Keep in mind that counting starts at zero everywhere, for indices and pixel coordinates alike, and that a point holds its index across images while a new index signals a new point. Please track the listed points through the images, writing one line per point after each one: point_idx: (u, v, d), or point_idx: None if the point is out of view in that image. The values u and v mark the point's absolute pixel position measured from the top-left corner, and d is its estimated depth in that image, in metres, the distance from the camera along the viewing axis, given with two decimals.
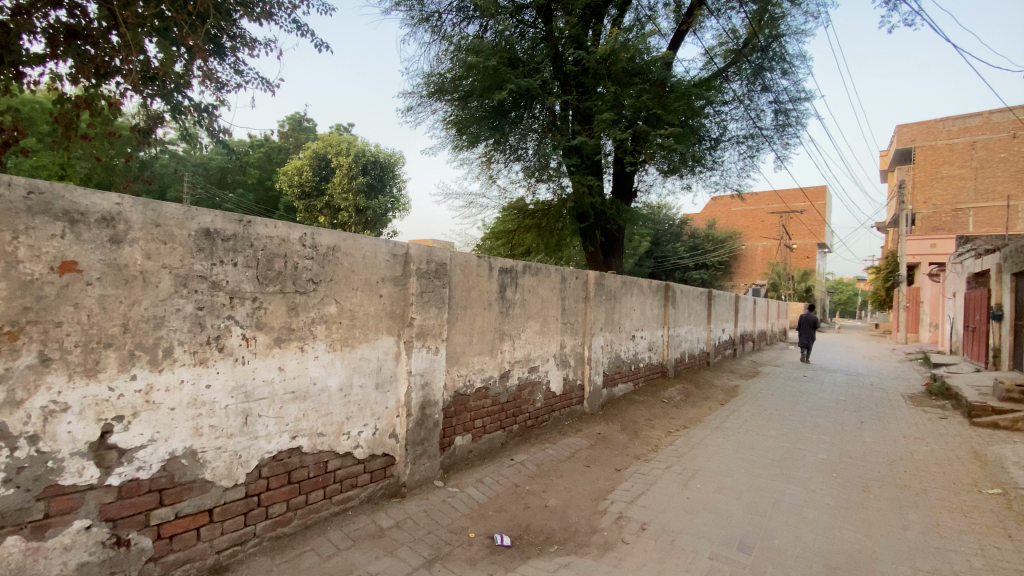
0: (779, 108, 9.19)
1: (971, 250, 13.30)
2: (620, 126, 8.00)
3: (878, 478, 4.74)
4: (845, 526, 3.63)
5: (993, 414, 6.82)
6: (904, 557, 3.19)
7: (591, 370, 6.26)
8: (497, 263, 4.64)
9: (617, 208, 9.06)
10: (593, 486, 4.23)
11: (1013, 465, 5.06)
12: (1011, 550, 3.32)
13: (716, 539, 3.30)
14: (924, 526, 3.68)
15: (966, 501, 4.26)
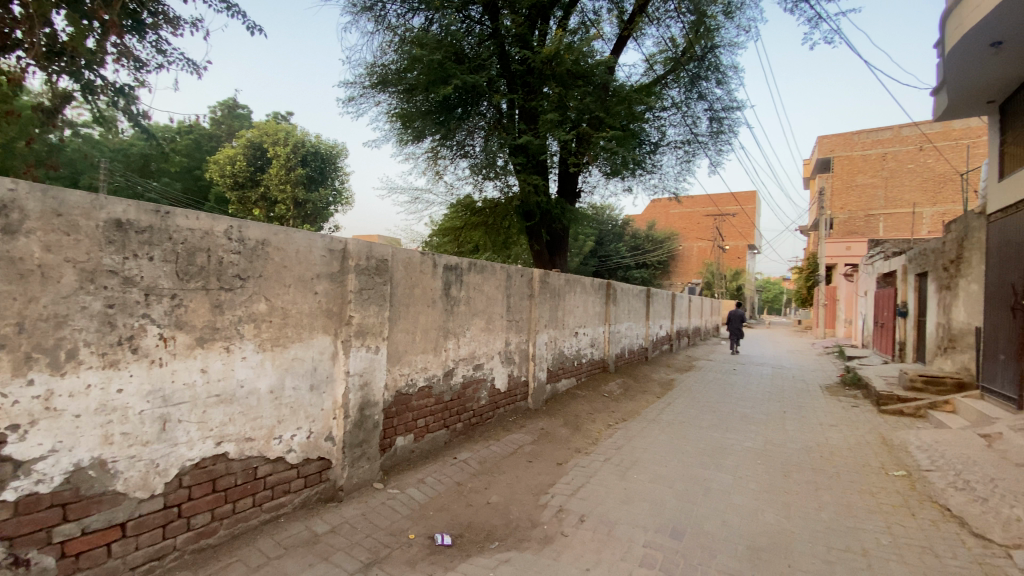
0: (713, 115, 9.67)
1: (881, 253, 14.62)
2: (564, 127, 8.13)
3: (798, 464, 5.10)
4: (768, 509, 3.88)
5: (898, 402, 7.52)
6: (819, 536, 3.45)
7: (535, 366, 6.32)
8: (441, 261, 4.58)
9: (562, 207, 9.21)
10: (535, 481, 4.27)
11: (914, 448, 5.60)
12: (913, 527, 3.67)
13: (651, 527, 3.43)
14: (837, 507, 4.00)
15: (874, 482, 4.67)
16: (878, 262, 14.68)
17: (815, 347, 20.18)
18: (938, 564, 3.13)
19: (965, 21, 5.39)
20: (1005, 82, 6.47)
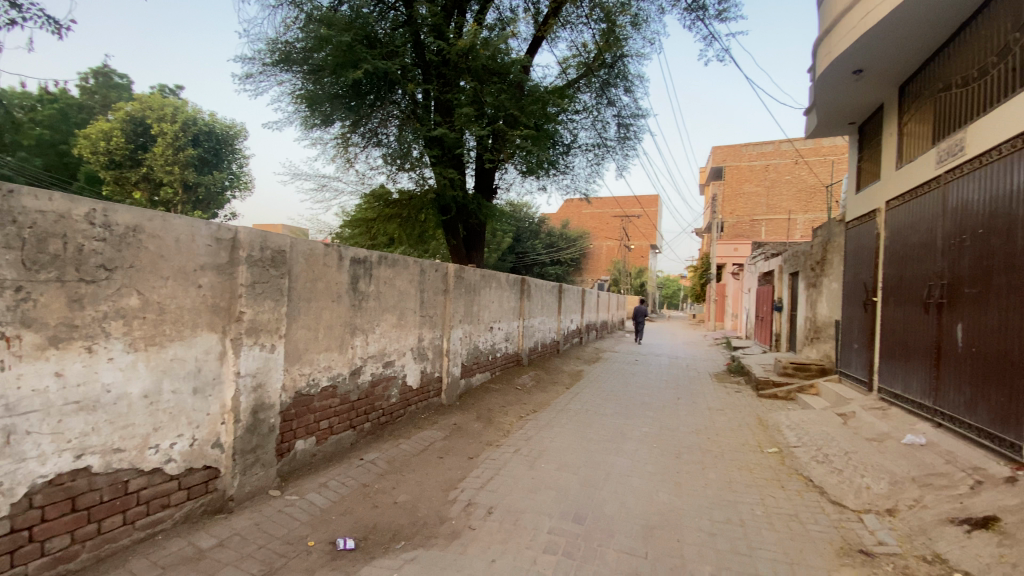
0: (621, 121, 10.16)
1: (762, 254, 16.35)
2: (479, 123, 8.11)
3: (689, 446, 5.56)
4: (662, 489, 4.18)
5: (773, 386, 8.46)
6: (705, 511, 3.77)
7: (449, 362, 6.27)
8: (348, 254, 4.37)
9: (478, 202, 9.18)
10: (444, 477, 4.25)
11: (785, 427, 6.34)
12: (781, 498, 4.15)
13: (556, 514, 3.55)
14: (720, 484, 4.41)
15: (753, 459, 5.21)
16: (760, 262, 16.41)
17: (706, 338, 22.03)
18: (802, 530, 3.56)
19: (833, 50, 6.14)
20: (862, 106, 7.48)
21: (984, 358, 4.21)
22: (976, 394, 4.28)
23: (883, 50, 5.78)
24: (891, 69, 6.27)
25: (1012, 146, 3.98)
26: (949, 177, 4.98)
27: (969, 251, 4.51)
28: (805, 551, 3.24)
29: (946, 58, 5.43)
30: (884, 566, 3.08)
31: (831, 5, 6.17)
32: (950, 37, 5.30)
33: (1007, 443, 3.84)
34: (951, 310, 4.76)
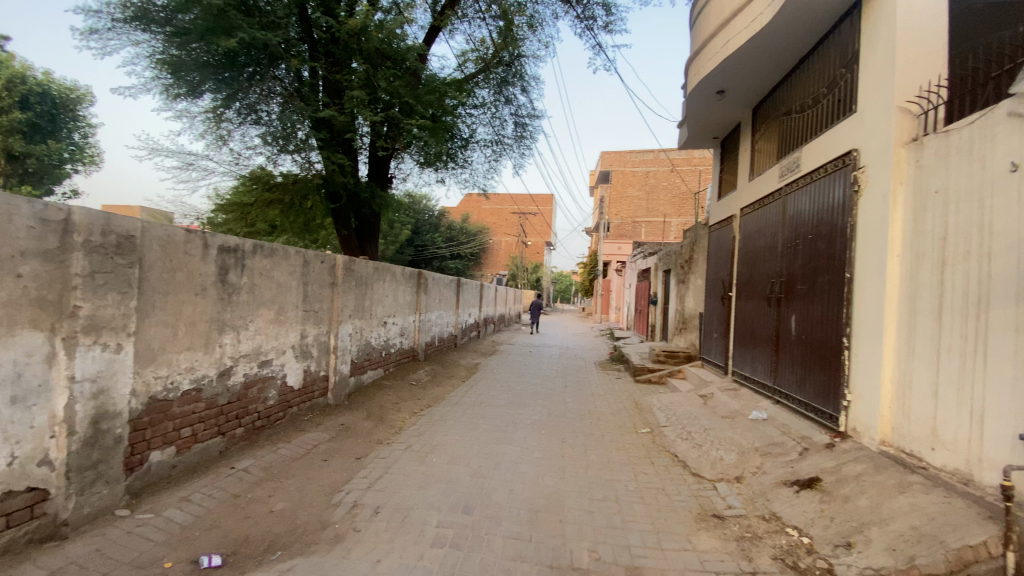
0: (517, 120, 10.36)
1: (641, 252, 17.81)
2: (372, 108, 7.78)
3: (575, 430, 5.90)
4: (547, 473, 4.38)
5: (648, 372, 9.27)
6: (586, 491, 4.03)
7: (336, 359, 5.96)
8: (216, 242, 3.95)
9: (371, 191, 8.78)
10: (328, 480, 4.03)
11: (657, 409, 6.99)
12: (652, 473, 4.58)
13: (445, 507, 3.55)
14: (600, 464, 4.74)
15: (630, 440, 5.68)
16: (639, 260, 17.87)
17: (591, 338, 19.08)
18: (668, 501, 3.96)
19: (700, 71, 6.85)
20: (723, 124, 8.45)
21: (811, 344, 4.99)
22: (805, 374, 5.05)
23: (739, 74, 6.57)
24: (745, 93, 7.15)
25: (835, 165, 4.75)
26: (789, 189, 5.81)
27: (802, 253, 5.31)
28: (669, 520, 3.60)
29: (789, 86, 6.32)
30: (732, 527, 3.53)
31: (700, 30, 6.87)
32: (792, 69, 6.17)
33: (826, 415, 4.60)
34: (787, 303, 5.56)
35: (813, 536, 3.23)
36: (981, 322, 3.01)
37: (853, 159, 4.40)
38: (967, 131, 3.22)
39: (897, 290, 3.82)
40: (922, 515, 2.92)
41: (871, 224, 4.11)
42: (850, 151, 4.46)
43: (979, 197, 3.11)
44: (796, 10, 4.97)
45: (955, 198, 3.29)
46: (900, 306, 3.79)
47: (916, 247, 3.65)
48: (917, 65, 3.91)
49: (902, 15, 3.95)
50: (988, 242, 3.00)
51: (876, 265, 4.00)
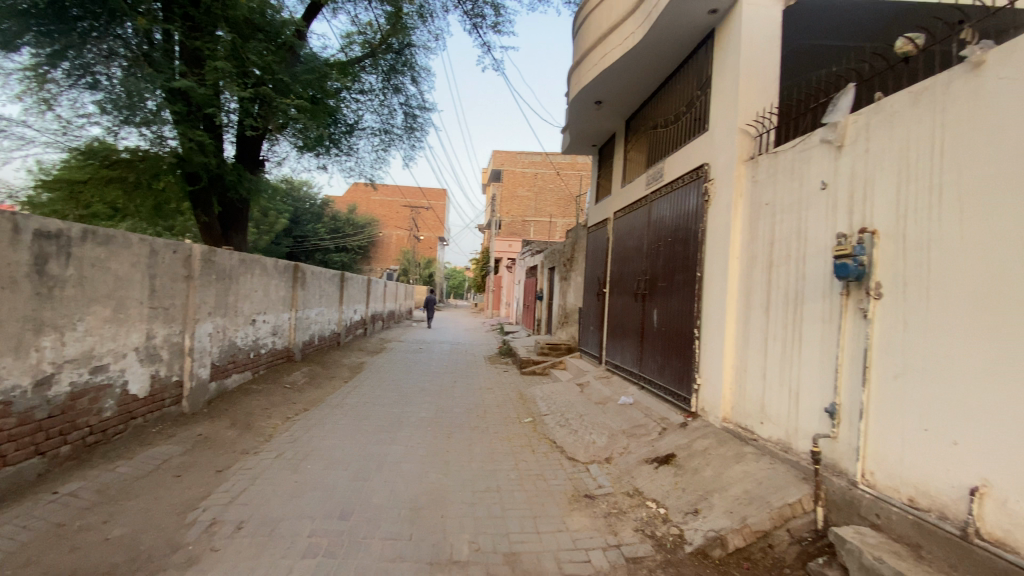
0: (407, 110, 10.06)
1: (530, 249, 18.44)
2: (239, 82, 7.01)
3: (460, 425, 5.95)
4: (430, 470, 4.37)
5: (533, 364, 9.64)
6: (467, 484, 4.09)
7: (192, 362, 5.31)
8: (30, 226, 3.31)
9: (238, 174, 7.94)
10: (180, 498, 3.59)
11: (540, 399, 7.31)
12: (532, 461, 4.79)
13: (320, 515, 3.37)
14: (483, 456, 4.84)
15: (512, 430, 5.87)
16: (528, 257, 18.51)
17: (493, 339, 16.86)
18: (545, 485, 4.18)
19: (581, 80, 7.26)
20: (601, 132, 9.04)
21: (670, 335, 5.57)
22: (664, 361, 5.63)
23: (614, 87, 7.08)
24: (620, 105, 7.72)
25: (690, 177, 5.35)
26: (654, 196, 6.40)
27: (663, 254, 5.89)
28: (546, 504, 3.80)
29: (657, 102, 6.96)
30: (600, 505, 3.83)
31: (581, 41, 7.27)
32: (659, 86, 6.78)
33: (681, 397, 5.17)
34: (651, 298, 6.15)
35: (668, 507, 3.62)
36: (797, 315, 3.60)
37: (705, 172, 4.99)
38: (790, 153, 3.81)
39: (737, 287, 4.42)
40: (753, 480, 3.41)
41: (718, 229, 4.70)
42: (703, 165, 5.05)
43: (797, 210, 3.71)
44: (662, 33, 5.48)
45: (781, 210, 3.89)
46: (739, 301, 4.38)
47: (751, 250, 4.25)
48: (755, 94, 4.52)
49: (745, 48, 4.54)
50: (804, 248, 3.59)
51: (720, 264, 4.59)
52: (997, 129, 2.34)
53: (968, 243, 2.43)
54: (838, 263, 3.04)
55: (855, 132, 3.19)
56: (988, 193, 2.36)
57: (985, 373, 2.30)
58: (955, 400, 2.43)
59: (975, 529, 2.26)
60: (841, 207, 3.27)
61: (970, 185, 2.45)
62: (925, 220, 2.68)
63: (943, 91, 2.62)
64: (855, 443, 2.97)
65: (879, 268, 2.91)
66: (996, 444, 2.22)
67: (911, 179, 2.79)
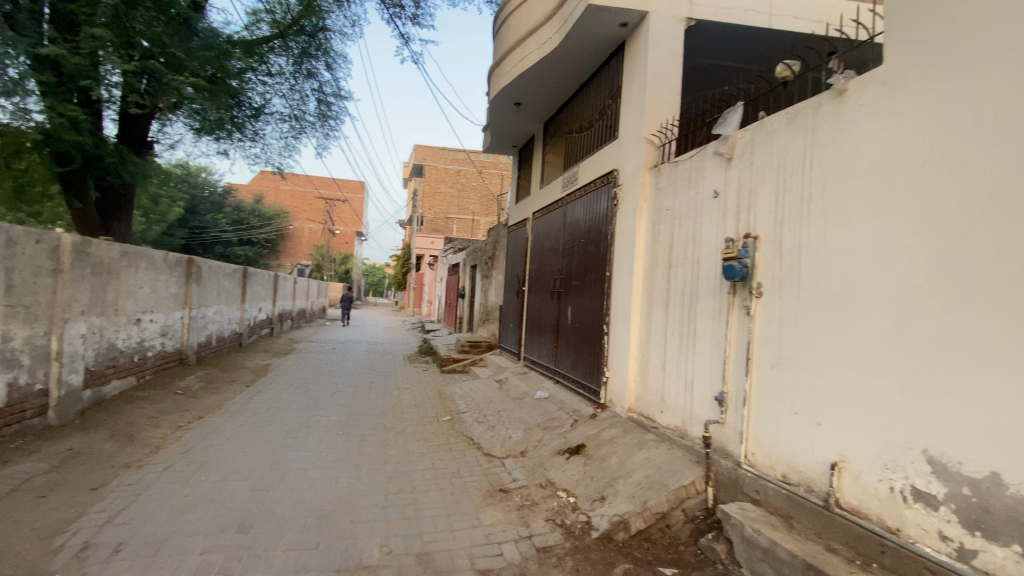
0: (320, 97, 9.54)
1: (451, 247, 18.31)
2: (123, 54, 6.25)
3: (373, 426, 5.78)
4: (341, 475, 4.20)
5: (452, 363, 9.59)
6: (380, 487, 3.99)
7: (61, 368, 4.68)
8: None
9: (121, 156, 7.09)
10: (44, 521, 3.15)
11: (458, 398, 7.30)
12: (448, 459, 4.77)
13: (215, 530, 3.12)
14: (397, 457, 4.75)
15: (428, 429, 5.81)
16: (450, 254, 18.36)
17: (412, 338, 16.30)
18: (460, 483, 4.19)
19: (500, 81, 7.33)
20: (521, 133, 9.18)
21: (583, 332, 5.80)
22: (577, 357, 5.86)
23: (533, 89, 7.22)
24: (538, 108, 7.89)
25: (602, 181, 5.61)
26: (570, 198, 6.63)
27: (577, 254, 6.13)
28: (460, 502, 3.81)
29: (573, 107, 7.20)
30: (514, 499, 3.91)
31: (500, 42, 7.34)
32: (576, 92, 7.03)
33: (591, 391, 5.41)
34: (566, 296, 6.37)
35: (578, 495, 3.78)
36: (692, 312, 3.91)
37: (615, 177, 5.26)
38: (688, 163, 4.13)
39: (642, 286, 4.71)
40: (653, 466, 3.67)
41: (626, 231, 4.97)
42: (613, 170, 5.32)
43: (693, 216, 4.03)
44: (577, 41, 5.68)
45: (680, 215, 4.20)
46: (643, 300, 4.67)
47: (654, 252, 4.55)
48: (660, 106, 4.83)
49: (652, 63, 4.84)
50: (699, 251, 3.91)
51: (628, 264, 4.86)
52: (855, 151, 2.69)
53: (832, 249, 2.78)
54: (726, 265, 3.36)
55: (743, 146, 3.53)
56: (847, 206, 2.72)
57: (845, 364, 2.63)
58: (822, 388, 2.76)
59: (835, 499, 2.60)
60: (730, 214, 3.61)
61: (833, 199, 2.81)
62: (797, 228, 3.03)
63: (813, 114, 2.98)
64: (740, 427, 3.29)
65: (760, 270, 3.25)
66: (850, 424, 2.58)
67: (786, 191, 3.14)
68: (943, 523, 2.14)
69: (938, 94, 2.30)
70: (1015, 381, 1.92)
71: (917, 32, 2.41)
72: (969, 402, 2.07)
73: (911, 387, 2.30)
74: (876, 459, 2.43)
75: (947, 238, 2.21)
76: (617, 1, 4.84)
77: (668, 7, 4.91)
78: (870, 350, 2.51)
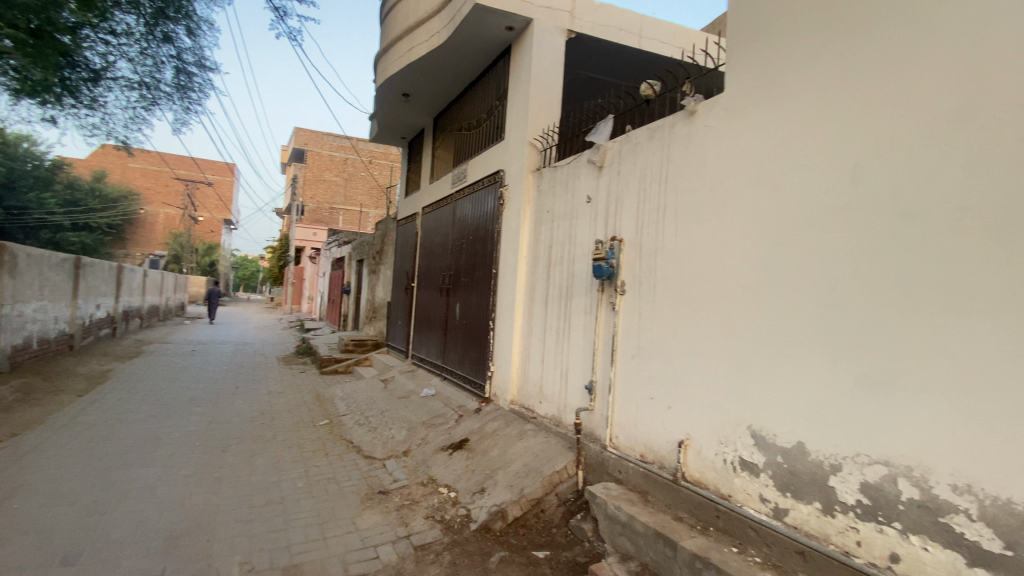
0: (180, 66, 8.40)
1: (334, 240, 17.32)
2: None
3: (238, 435, 5.28)
4: (196, 490, 3.79)
5: (334, 363, 9.11)
6: (244, 500, 3.68)
7: None
8: None
9: None
10: None
11: (338, 399, 6.97)
12: (323, 465, 4.54)
13: (28, 565, 2.64)
14: (265, 467, 4.40)
15: (303, 434, 5.47)
16: (334, 249, 17.38)
17: (290, 338, 15.12)
18: (336, 488, 4.02)
19: (387, 70, 7.10)
20: (409, 126, 8.99)
21: (469, 328, 5.87)
22: (464, 353, 5.92)
23: (421, 82, 7.10)
24: (426, 101, 7.79)
25: (488, 180, 5.73)
26: (458, 195, 6.65)
27: (465, 251, 6.18)
28: (335, 507, 3.66)
29: (462, 105, 7.23)
30: (393, 499, 3.85)
31: (388, 29, 7.11)
32: (465, 89, 7.06)
33: (476, 385, 5.51)
34: (454, 293, 6.39)
35: (458, 490, 3.83)
36: (567, 308, 4.17)
37: (501, 177, 5.40)
38: (566, 168, 4.38)
39: (524, 284, 4.89)
40: (530, 455, 3.85)
41: (510, 230, 5.13)
42: (499, 171, 5.45)
43: (570, 219, 4.29)
44: (465, 39, 5.70)
45: (558, 217, 4.44)
46: (526, 297, 4.86)
47: (535, 251, 4.75)
48: (543, 111, 5.04)
49: (535, 69, 5.03)
50: (574, 251, 4.17)
51: (512, 262, 5.03)
52: (700, 167, 3.07)
53: (680, 252, 3.15)
54: (595, 265, 3.63)
55: (612, 157, 3.83)
56: (694, 215, 3.08)
57: (691, 353, 3.00)
58: (673, 375, 3.11)
59: (682, 473, 2.95)
60: (601, 219, 3.90)
61: (684, 208, 3.16)
62: (655, 233, 3.37)
63: (670, 131, 3.33)
64: (607, 414, 3.59)
65: (625, 270, 3.57)
66: (693, 406, 2.95)
67: (646, 199, 3.48)
68: (764, 487, 2.53)
69: (766, 123, 2.69)
70: (815, 366, 2.34)
71: (751, 68, 2.81)
72: (779, 382, 2.48)
73: (739, 371, 2.69)
74: (714, 436, 2.80)
75: (767, 247, 2.61)
76: (503, 5, 4.95)
77: (551, 17, 5.14)
78: (709, 340, 2.89)
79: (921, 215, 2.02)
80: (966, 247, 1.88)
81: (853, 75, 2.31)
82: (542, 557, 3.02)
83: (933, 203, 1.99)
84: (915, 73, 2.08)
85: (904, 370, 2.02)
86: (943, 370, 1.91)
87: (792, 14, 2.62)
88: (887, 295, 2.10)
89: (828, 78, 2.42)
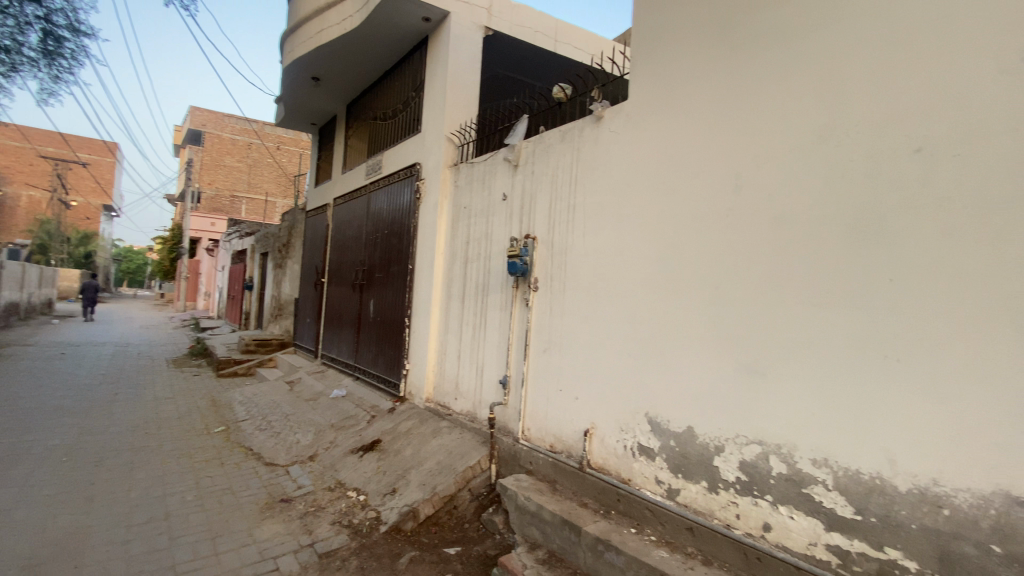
0: (47, 28, 7.26)
1: (235, 232, 16.00)
2: None
3: (115, 448, 4.73)
4: (61, 512, 3.35)
5: (233, 364, 8.44)
6: (121, 519, 3.31)
7: None
8: None
9: None
10: None
11: (238, 404, 6.48)
12: (218, 475, 4.20)
13: None
14: (148, 481, 3.98)
15: (195, 443, 5.02)
16: (235, 241, 16.07)
17: (183, 338, 13.77)
18: (232, 499, 3.74)
19: (294, 51, 6.68)
20: (321, 112, 8.53)
21: (383, 325, 5.72)
22: (378, 351, 5.75)
23: (333, 67, 6.76)
24: (339, 88, 7.43)
25: (404, 173, 5.60)
26: (372, 187, 6.43)
27: (379, 245, 6.00)
28: (230, 520, 3.41)
29: (377, 94, 6.99)
30: (297, 507, 3.67)
31: (296, 8, 6.68)
32: (380, 78, 6.84)
33: (390, 384, 5.39)
34: (368, 289, 6.18)
35: (368, 492, 3.73)
36: (483, 305, 4.19)
37: (417, 170, 5.30)
38: (482, 165, 4.39)
39: (439, 280, 4.84)
40: (443, 451, 3.84)
41: (426, 225, 5.05)
42: (415, 164, 5.34)
43: (485, 216, 4.31)
44: (378, 25, 5.51)
45: (475, 214, 4.44)
46: (441, 293, 4.82)
47: (452, 247, 4.72)
48: (460, 106, 5.01)
49: (452, 63, 4.99)
50: (490, 248, 4.20)
51: (427, 258, 4.96)
52: (605, 168, 3.22)
53: (587, 250, 3.28)
54: (509, 262, 3.67)
55: (526, 156, 3.90)
56: (600, 215, 3.22)
57: (596, 345, 3.14)
58: (579, 367, 3.24)
59: (588, 461, 3.09)
60: (515, 216, 3.96)
61: (591, 208, 3.30)
62: (564, 231, 3.49)
63: (579, 134, 3.45)
64: (519, 407, 3.66)
65: (537, 267, 3.65)
66: (597, 396, 3.10)
67: (557, 198, 3.58)
68: (659, 470, 2.72)
69: (665, 130, 2.88)
70: (703, 356, 2.55)
71: (652, 78, 2.99)
72: (673, 371, 2.68)
73: (638, 361, 2.87)
74: (616, 424, 2.97)
75: (663, 246, 2.80)
76: None
77: (468, 12, 5.12)
78: (612, 333, 3.04)
79: (790, 220, 2.27)
80: (826, 249, 2.14)
81: (738, 91, 2.54)
82: (453, 553, 3.02)
83: (801, 210, 2.24)
84: (788, 92, 2.33)
85: (778, 359, 2.26)
86: (806, 358, 2.16)
87: (687, 29, 2.81)
88: (764, 293, 2.33)
89: (716, 92, 2.64)
